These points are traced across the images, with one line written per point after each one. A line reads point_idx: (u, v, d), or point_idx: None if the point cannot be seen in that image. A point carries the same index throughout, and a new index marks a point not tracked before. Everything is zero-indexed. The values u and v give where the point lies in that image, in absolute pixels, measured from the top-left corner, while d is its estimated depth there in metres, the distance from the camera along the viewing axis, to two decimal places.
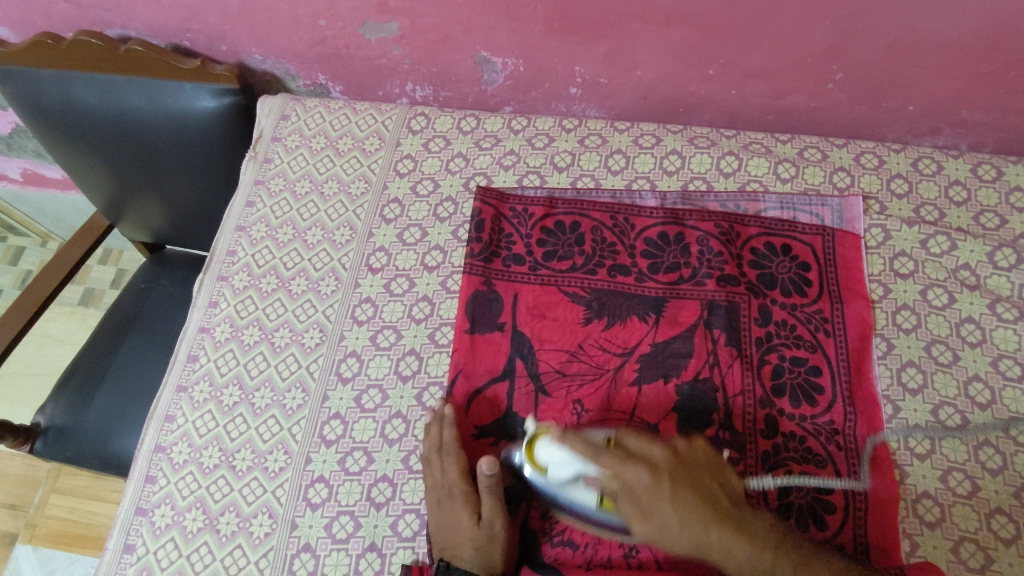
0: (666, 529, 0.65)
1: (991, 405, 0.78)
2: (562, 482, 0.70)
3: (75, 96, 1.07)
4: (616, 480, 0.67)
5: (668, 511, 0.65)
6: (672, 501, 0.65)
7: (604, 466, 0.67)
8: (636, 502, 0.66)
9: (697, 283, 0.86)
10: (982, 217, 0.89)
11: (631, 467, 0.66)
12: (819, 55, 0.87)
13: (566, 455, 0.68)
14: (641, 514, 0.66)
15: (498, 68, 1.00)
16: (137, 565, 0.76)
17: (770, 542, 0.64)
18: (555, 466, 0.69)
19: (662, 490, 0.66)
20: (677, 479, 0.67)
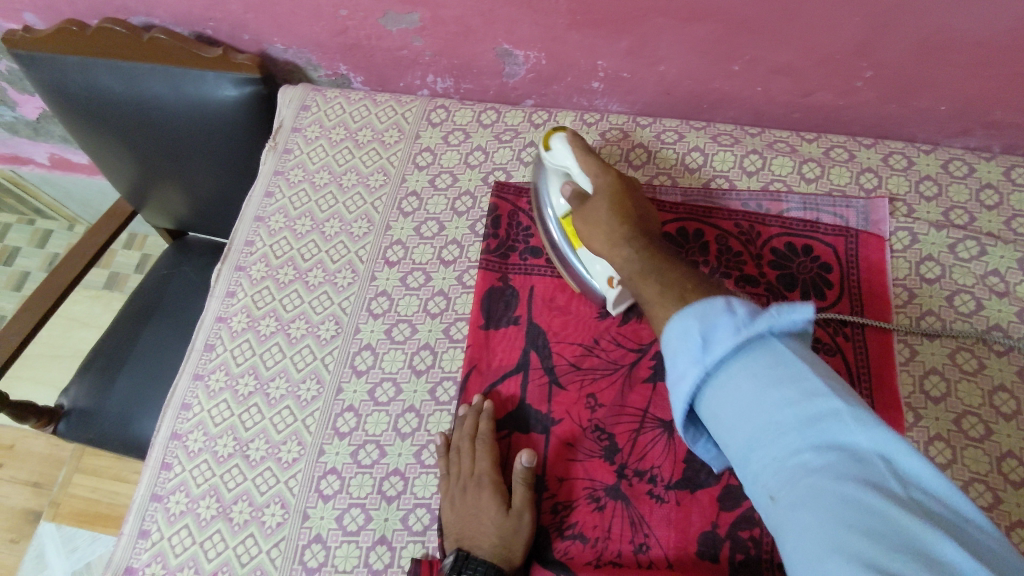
0: (598, 231, 0.74)
1: (1016, 416, 0.75)
2: (553, 175, 0.84)
3: (101, 83, 1.08)
4: (590, 188, 0.78)
5: (600, 210, 0.74)
6: (607, 206, 0.74)
7: (586, 166, 0.78)
8: (589, 199, 0.77)
9: (716, 282, 0.85)
10: (1014, 221, 0.86)
11: (606, 185, 0.76)
12: (849, 52, 0.85)
13: (562, 148, 0.81)
14: (582, 209, 0.77)
15: (520, 61, 0.99)
16: (152, 551, 0.77)
17: (666, 269, 0.64)
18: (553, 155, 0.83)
19: (611, 191, 0.75)
20: (619, 206, 0.74)
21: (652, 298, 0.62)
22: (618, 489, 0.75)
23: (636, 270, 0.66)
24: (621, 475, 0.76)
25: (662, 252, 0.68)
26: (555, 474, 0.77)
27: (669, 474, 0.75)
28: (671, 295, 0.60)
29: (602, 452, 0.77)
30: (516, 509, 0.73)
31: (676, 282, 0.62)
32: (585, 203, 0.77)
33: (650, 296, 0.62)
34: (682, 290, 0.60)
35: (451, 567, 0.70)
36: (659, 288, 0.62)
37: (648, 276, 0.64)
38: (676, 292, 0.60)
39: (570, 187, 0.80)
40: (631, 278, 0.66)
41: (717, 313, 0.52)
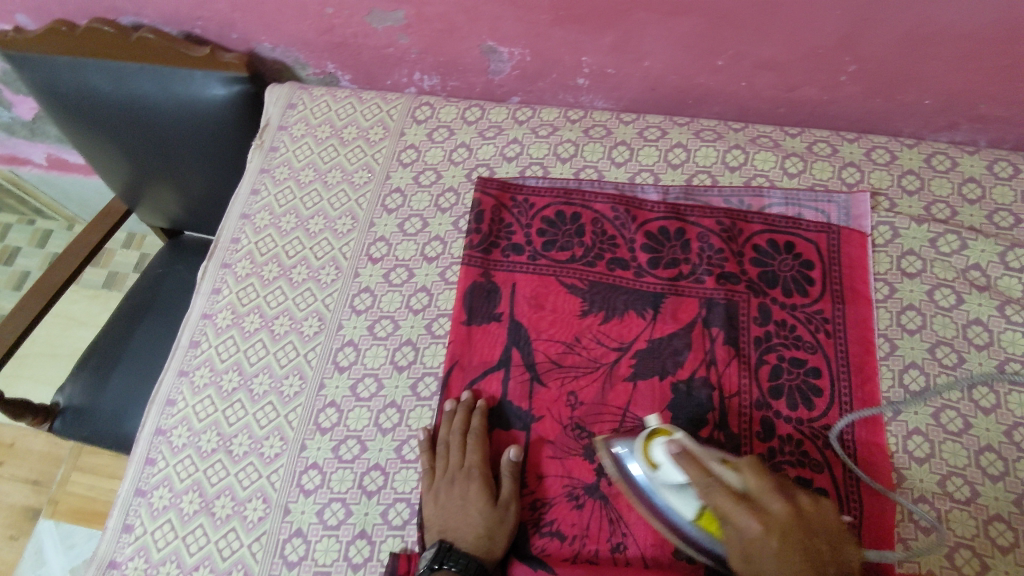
0: (750, 537, 0.58)
1: (995, 410, 0.75)
2: (666, 485, 0.67)
3: (91, 83, 1.09)
4: (720, 510, 0.61)
5: (768, 560, 0.57)
6: (776, 551, 0.57)
7: (710, 493, 0.61)
8: (735, 536, 0.60)
9: (697, 280, 0.85)
10: (996, 215, 0.86)
11: (742, 507, 0.59)
12: (832, 46, 0.85)
13: (673, 467, 0.65)
14: (745, 559, 0.59)
15: (505, 58, 0.99)
16: (135, 544, 0.78)
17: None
18: (665, 468, 0.66)
19: (772, 538, 0.58)
20: (783, 530, 0.58)
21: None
22: (598, 486, 0.75)
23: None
24: (601, 473, 0.76)
25: (828, 570, 0.57)
26: (537, 471, 0.77)
27: None
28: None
29: (581, 451, 0.77)
30: (503, 502, 0.74)
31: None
32: (742, 549, 0.59)
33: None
34: None
35: (434, 558, 0.70)
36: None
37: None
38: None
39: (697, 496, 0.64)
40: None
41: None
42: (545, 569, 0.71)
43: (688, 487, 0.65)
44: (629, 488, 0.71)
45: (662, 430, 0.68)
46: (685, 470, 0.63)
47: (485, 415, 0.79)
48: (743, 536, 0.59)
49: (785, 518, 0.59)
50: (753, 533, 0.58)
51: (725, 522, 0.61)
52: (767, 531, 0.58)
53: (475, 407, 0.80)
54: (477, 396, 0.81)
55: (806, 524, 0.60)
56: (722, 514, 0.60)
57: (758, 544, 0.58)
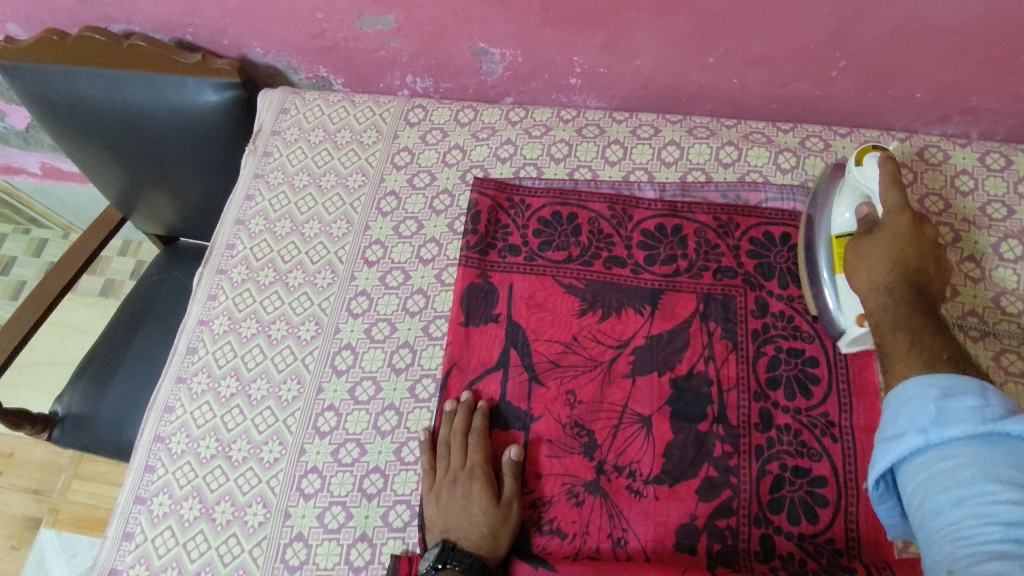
0: (890, 225, 0.70)
1: None
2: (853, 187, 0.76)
3: (84, 92, 1.09)
4: (885, 213, 0.71)
5: (880, 250, 0.69)
6: (891, 240, 0.69)
7: (892, 215, 0.70)
8: (879, 226, 0.72)
9: (693, 276, 0.85)
10: (989, 207, 0.86)
11: (893, 213, 0.70)
12: (822, 42, 0.85)
13: (872, 171, 0.74)
14: (865, 238, 0.72)
15: (497, 59, 0.99)
16: (136, 552, 0.78)
17: (928, 334, 0.61)
18: (865, 171, 0.75)
19: (909, 232, 0.69)
20: (919, 241, 0.68)
21: (930, 355, 0.59)
22: (598, 484, 0.75)
23: (894, 324, 0.64)
24: (600, 470, 0.76)
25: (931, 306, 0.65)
26: (537, 470, 0.77)
27: (648, 469, 0.75)
28: (927, 358, 0.59)
29: (580, 448, 0.77)
30: (505, 501, 0.74)
31: (930, 347, 0.60)
32: (867, 231, 0.73)
33: (910, 354, 0.60)
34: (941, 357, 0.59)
35: (437, 557, 0.70)
36: (910, 348, 0.61)
37: (902, 331, 0.63)
38: (932, 355, 0.59)
39: (864, 209, 0.75)
40: (883, 327, 0.65)
41: (967, 393, 0.53)
42: (546, 567, 0.71)
43: (868, 196, 0.74)
44: (805, 234, 0.83)
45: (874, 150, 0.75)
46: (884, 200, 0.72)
47: (486, 416, 0.79)
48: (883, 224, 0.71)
49: (924, 238, 0.69)
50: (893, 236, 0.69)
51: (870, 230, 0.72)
52: (903, 209, 0.70)
53: (475, 408, 0.80)
54: (476, 396, 0.81)
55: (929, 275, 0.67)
56: (883, 211, 0.71)
57: (875, 248, 0.70)
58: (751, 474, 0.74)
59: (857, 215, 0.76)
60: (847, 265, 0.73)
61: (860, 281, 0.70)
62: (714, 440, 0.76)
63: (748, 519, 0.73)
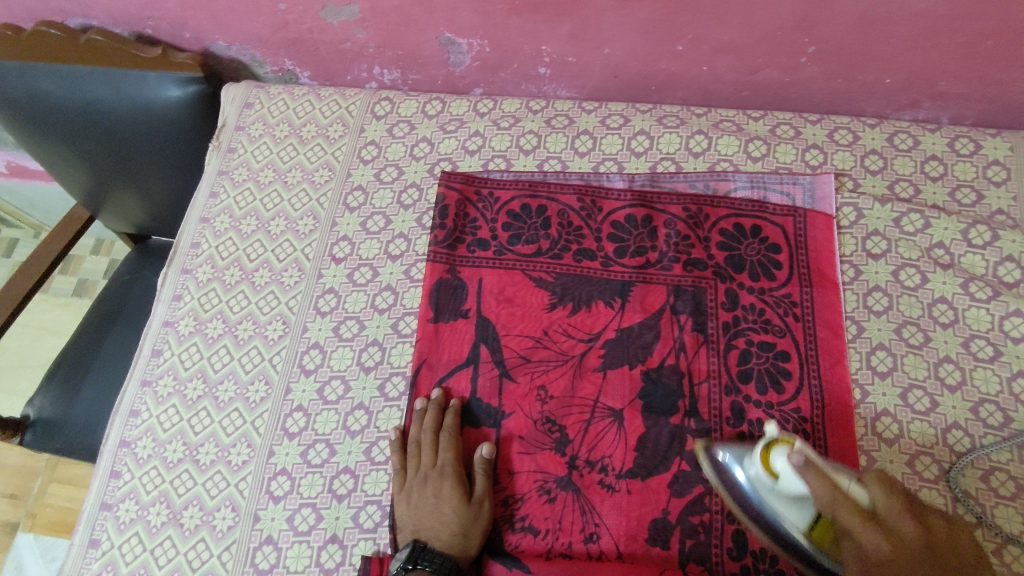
0: (876, 557, 0.58)
1: (961, 387, 0.76)
2: (784, 495, 0.65)
3: (41, 88, 1.06)
4: (847, 526, 0.60)
5: (876, 541, 0.58)
6: (913, 564, 0.57)
7: (835, 504, 0.60)
8: (857, 546, 0.59)
9: (664, 268, 0.85)
10: (959, 192, 0.86)
11: (871, 526, 0.59)
12: (790, 28, 0.84)
13: (795, 477, 0.63)
14: (864, 565, 0.58)
15: (464, 49, 0.98)
16: (102, 560, 0.76)
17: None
18: (789, 482, 0.64)
19: (897, 556, 0.58)
20: (912, 551, 0.58)
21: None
22: (570, 479, 0.75)
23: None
24: (572, 466, 0.75)
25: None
26: (508, 467, 0.76)
27: (620, 463, 0.75)
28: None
29: (551, 444, 0.77)
30: (477, 500, 0.74)
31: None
32: (857, 552, 0.59)
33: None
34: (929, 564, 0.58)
35: (408, 558, 0.69)
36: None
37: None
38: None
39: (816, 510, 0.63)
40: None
41: None
42: (519, 567, 0.71)
43: (806, 497, 0.64)
44: (729, 491, 0.71)
45: (783, 438, 0.66)
46: (815, 490, 0.61)
47: (458, 414, 0.78)
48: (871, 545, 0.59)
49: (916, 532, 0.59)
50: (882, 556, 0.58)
51: (848, 534, 0.60)
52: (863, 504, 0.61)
53: (447, 406, 0.79)
54: (448, 393, 0.80)
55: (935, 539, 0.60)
56: (843, 521, 0.60)
57: (882, 554, 0.58)
58: None
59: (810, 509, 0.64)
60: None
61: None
62: (685, 434, 0.76)
63: (720, 512, 0.72)
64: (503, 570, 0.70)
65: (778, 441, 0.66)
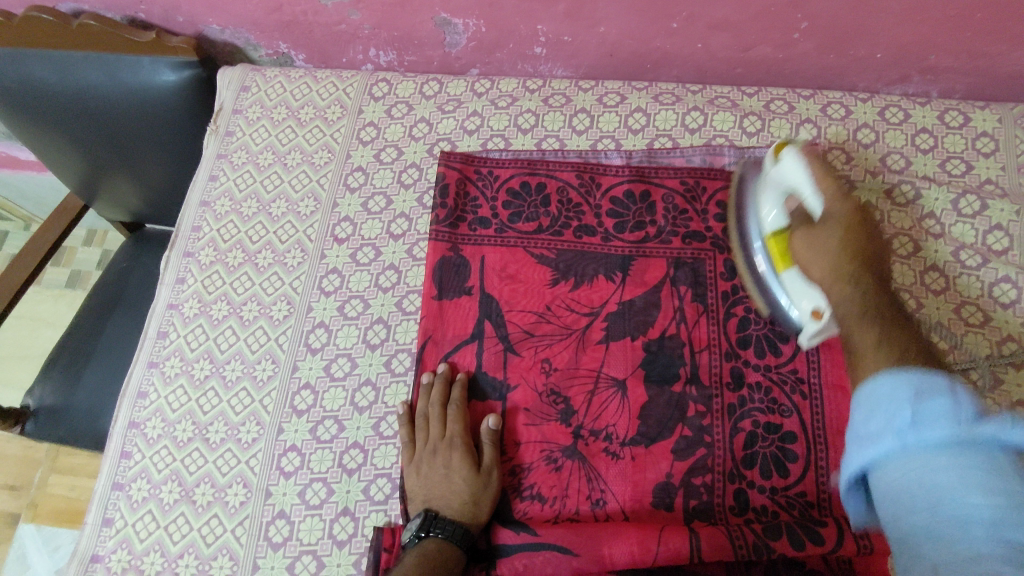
0: (828, 221, 0.69)
1: (951, 351, 0.78)
2: (778, 185, 0.76)
3: (35, 76, 1.06)
4: (824, 205, 0.71)
5: (832, 236, 0.68)
6: (840, 231, 0.68)
7: (824, 203, 0.71)
8: (825, 215, 0.70)
9: (663, 241, 0.86)
10: (948, 163, 0.88)
11: (834, 217, 0.69)
12: (783, 4, 0.85)
13: (797, 165, 0.73)
14: (812, 231, 0.70)
15: (460, 30, 0.98)
16: (116, 538, 0.78)
17: (892, 336, 0.55)
18: (785, 168, 0.74)
19: (844, 236, 0.67)
20: (854, 240, 0.67)
21: (870, 343, 0.55)
22: (575, 448, 0.77)
23: (858, 309, 0.61)
24: (577, 435, 0.77)
25: (882, 279, 0.64)
26: (515, 438, 0.78)
27: (624, 431, 0.77)
28: (892, 349, 0.53)
29: (557, 415, 0.78)
30: (485, 469, 0.75)
31: (897, 347, 0.53)
32: (812, 227, 0.70)
33: (863, 364, 0.55)
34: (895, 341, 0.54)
35: (420, 527, 0.71)
36: (879, 341, 0.55)
37: (866, 324, 0.58)
38: (897, 348, 0.53)
39: (797, 203, 0.74)
40: (846, 312, 0.62)
41: (938, 392, 0.44)
42: (528, 532, 0.72)
43: (794, 189, 0.74)
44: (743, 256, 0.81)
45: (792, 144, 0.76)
46: (809, 168, 0.72)
47: (465, 387, 0.80)
48: (828, 217, 0.70)
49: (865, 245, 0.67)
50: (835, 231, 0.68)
51: (812, 222, 0.71)
52: (844, 197, 0.71)
53: (454, 381, 0.81)
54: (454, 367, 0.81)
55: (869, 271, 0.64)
56: (823, 203, 0.71)
57: (830, 235, 0.68)
58: (724, 432, 0.76)
59: (789, 210, 0.75)
60: (797, 258, 0.71)
61: (804, 249, 0.70)
62: (688, 400, 0.78)
63: (722, 475, 0.75)
64: (514, 537, 0.72)
65: (781, 151, 0.77)
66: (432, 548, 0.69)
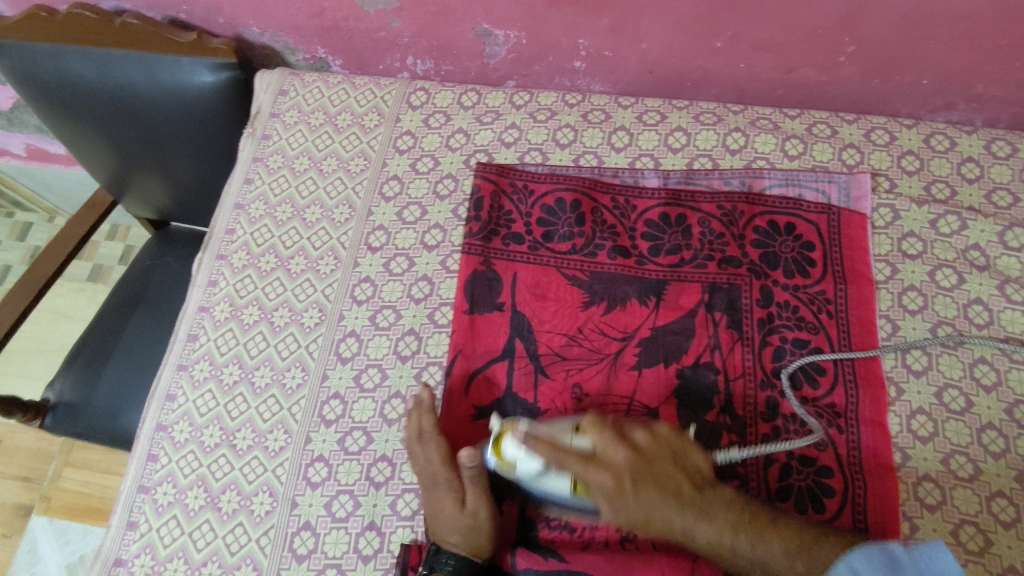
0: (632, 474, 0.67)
1: (996, 388, 0.76)
2: (529, 477, 0.69)
3: (74, 71, 1.06)
4: (587, 470, 0.67)
5: (650, 496, 0.67)
6: (658, 494, 0.67)
7: (585, 471, 0.67)
8: (590, 488, 0.67)
9: (698, 266, 0.85)
10: (994, 194, 0.87)
11: (622, 478, 0.67)
12: (831, 26, 0.84)
13: (530, 455, 0.68)
14: (611, 499, 0.67)
15: (500, 41, 0.98)
16: (140, 542, 0.77)
17: (770, 528, 0.65)
18: (519, 461, 0.68)
19: (632, 466, 0.67)
20: (642, 470, 0.68)
21: (756, 550, 0.64)
22: None
23: (733, 551, 0.65)
24: None
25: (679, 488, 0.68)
26: None
27: None
28: (788, 565, 0.63)
29: None
30: (473, 506, 0.71)
31: (776, 554, 0.64)
32: (608, 497, 0.67)
33: (770, 558, 0.64)
34: (781, 534, 0.65)
35: (423, 563, 0.70)
36: (759, 546, 0.64)
37: (717, 525, 0.65)
38: (793, 531, 0.65)
39: (561, 470, 0.68)
40: (716, 539, 0.65)
41: (867, 565, 0.58)
42: (557, 557, 0.71)
43: (546, 472, 0.68)
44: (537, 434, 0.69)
45: (508, 426, 0.71)
46: (540, 453, 0.67)
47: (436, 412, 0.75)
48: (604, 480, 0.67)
49: (636, 464, 0.68)
50: (608, 488, 0.66)
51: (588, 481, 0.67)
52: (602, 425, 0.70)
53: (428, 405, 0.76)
54: (428, 389, 0.76)
55: (683, 488, 0.68)
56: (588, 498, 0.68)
57: (605, 488, 0.66)
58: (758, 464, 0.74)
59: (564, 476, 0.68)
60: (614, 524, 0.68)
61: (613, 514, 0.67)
62: (720, 428, 0.77)
63: None
64: (541, 562, 0.71)
65: (504, 423, 0.71)
66: None
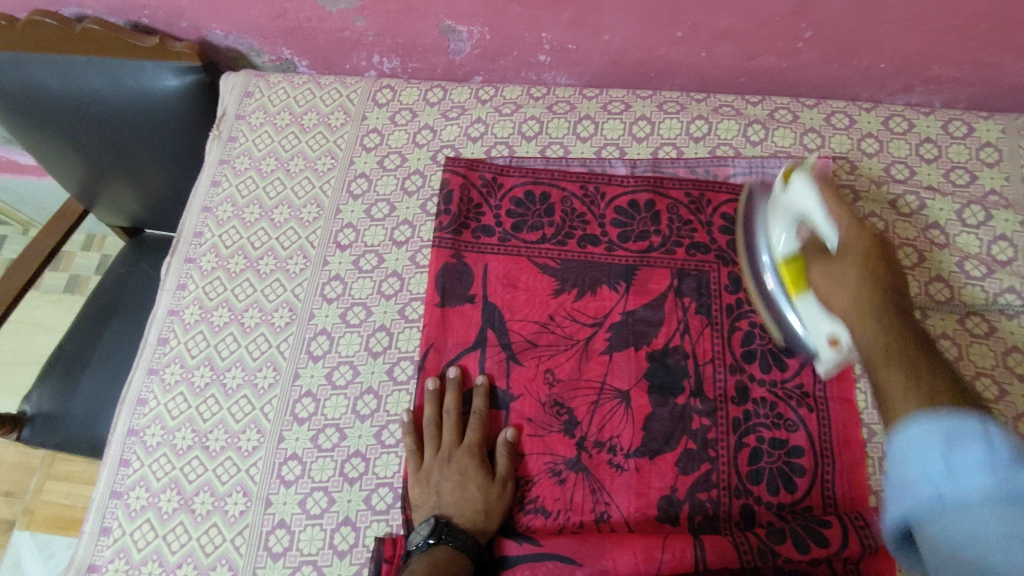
0: (839, 299, 0.64)
1: (957, 361, 0.78)
2: (785, 209, 0.73)
3: (37, 80, 1.05)
4: (836, 240, 0.67)
5: (850, 270, 0.64)
6: (857, 266, 0.64)
7: (844, 233, 0.67)
8: (829, 253, 0.68)
9: (667, 252, 0.86)
10: (952, 173, 0.88)
11: (847, 256, 0.65)
12: (787, 13, 0.85)
13: (807, 188, 0.70)
14: (824, 266, 0.67)
15: (464, 37, 0.98)
16: (114, 547, 0.77)
17: (915, 365, 0.51)
18: (794, 193, 0.71)
19: (862, 265, 0.64)
20: (869, 271, 0.63)
21: (886, 343, 0.55)
22: (579, 460, 0.76)
23: (879, 338, 0.57)
24: (581, 446, 0.76)
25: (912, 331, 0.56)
26: (520, 450, 0.77)
27: (628, 441, 0.76)
28: (921, 387, 0.48)
29: (561, 425, 0.78)
30: (501, 479, 0.75)
31: (901, 374, 0.51)
32: (828, 262, 0.67)
33: (891, 382, 0.51)
34: (913, 376, 0.50)
35: (430, 532, 0.70)
36: (908, 374, 0.51)
37: (894, 358, 0.53)
38: (931, 386, 0.48)
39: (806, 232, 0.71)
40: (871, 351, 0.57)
41: (971, 435, 0.42)
42: (531, 542, 0.72)
43: (806, 216, 0.70)
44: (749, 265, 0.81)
45: (804, 164, 0.73)
46: (823, 194, 0.69)
47: (486, 396, 0.79)
48: (835, 250, 0.67)
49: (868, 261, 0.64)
50: (850, 261, 0.65)
51: (827, 256, 0.68)
52: (857, 227, 0.67)
53: (477, 387, 0.79)
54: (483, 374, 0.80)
55: (879, 292, 0.61)
56: (833, 232, 0.67)
57: (852, 253, 0.65)
58: (729, 447, 0.76)
59: (802, 237, 0.72)
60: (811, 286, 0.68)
61: (823, 287, 0.66)
62: (692, 413, 0.77)
63: (728, 491, 0.74)
64: (518, 548, 0.72)
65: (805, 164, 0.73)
66: (441, 556, 0.68)
